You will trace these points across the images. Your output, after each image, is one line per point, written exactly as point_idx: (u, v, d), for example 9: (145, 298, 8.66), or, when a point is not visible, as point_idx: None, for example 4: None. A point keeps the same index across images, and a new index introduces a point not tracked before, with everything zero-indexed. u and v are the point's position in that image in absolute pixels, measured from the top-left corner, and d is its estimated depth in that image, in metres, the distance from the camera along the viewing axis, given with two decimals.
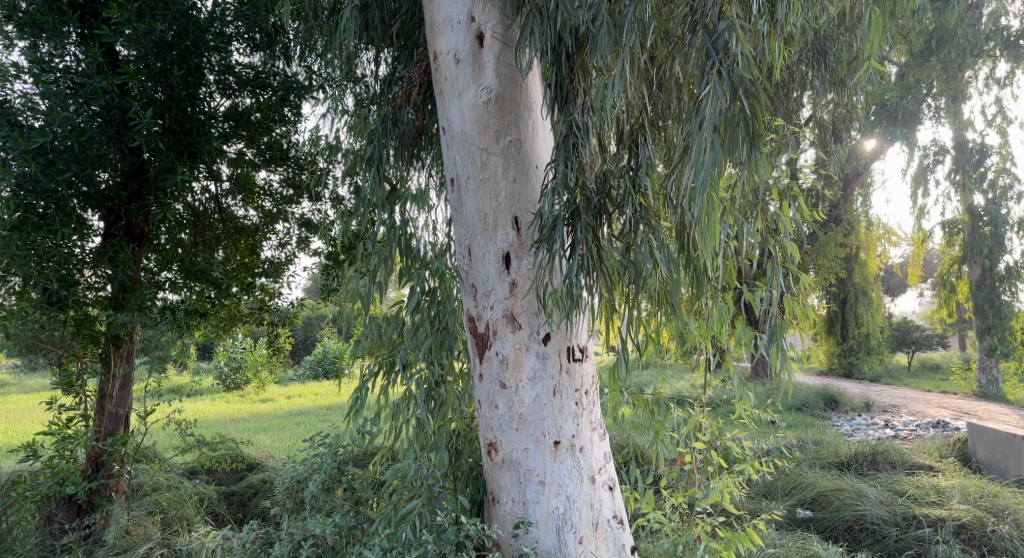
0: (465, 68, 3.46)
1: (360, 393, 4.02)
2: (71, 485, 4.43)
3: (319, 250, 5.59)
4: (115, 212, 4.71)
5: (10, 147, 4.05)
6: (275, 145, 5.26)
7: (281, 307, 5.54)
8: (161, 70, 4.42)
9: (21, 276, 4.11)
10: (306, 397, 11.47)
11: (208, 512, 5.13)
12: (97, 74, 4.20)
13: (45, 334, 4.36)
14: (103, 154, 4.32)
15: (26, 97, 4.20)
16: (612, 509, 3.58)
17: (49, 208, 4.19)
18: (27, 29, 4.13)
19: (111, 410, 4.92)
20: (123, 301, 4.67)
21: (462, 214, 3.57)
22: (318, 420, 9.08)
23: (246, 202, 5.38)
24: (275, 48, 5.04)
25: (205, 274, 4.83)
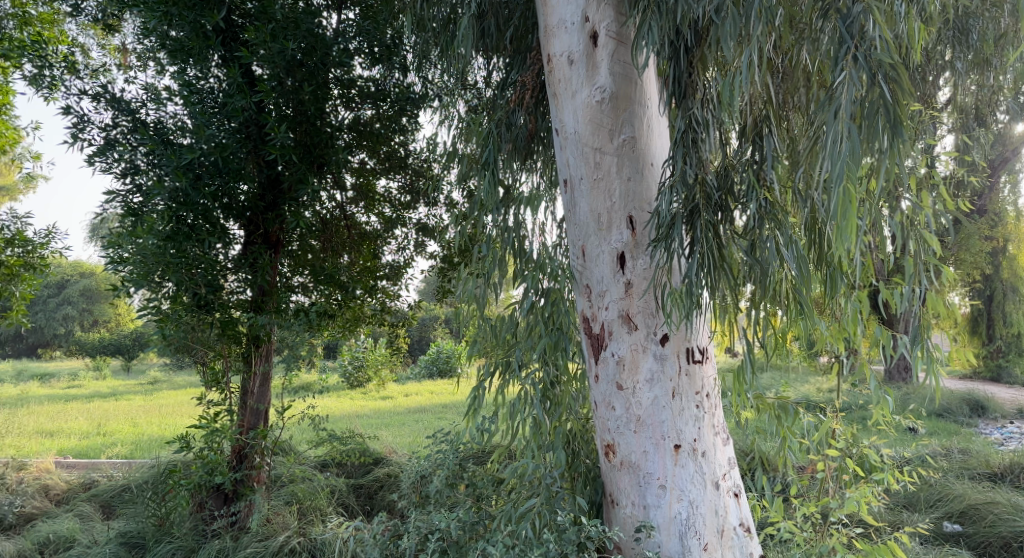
0: (579, 68, 3.46)
1: (477, 392, 4.10)
2: (220, 475, 4.77)
3: (435, 253, 5.74)
4: (254, 221, 5.05)
5: (164, 163, 4.45)
6: (394, 153, 5.46)
7: (400, 308, 5.76)
8: (293, 87, 4.74)
9: (174, 282, 4.49)
10: (423, 396, 11.82)
11: (339, 503, 5.40)
12: (238, 94, 4.52)
13: (195, 336, 4.67)
14: (242, 168, 4.66)
15: (177, 118, 4.63)
16: (738, 517, 3.47)
17: (196, 219, 4.59)
18: (177, 55, 4.52)
19: (252, 405, 5.25)
20: (261, 304, 5.02)
21: (576, 214, 3.57)
22: (436, 417, 9.36)
23: (368, 209, 5.58)
24: (393, 60, 5.19)
25: (332, 278, 5.20)
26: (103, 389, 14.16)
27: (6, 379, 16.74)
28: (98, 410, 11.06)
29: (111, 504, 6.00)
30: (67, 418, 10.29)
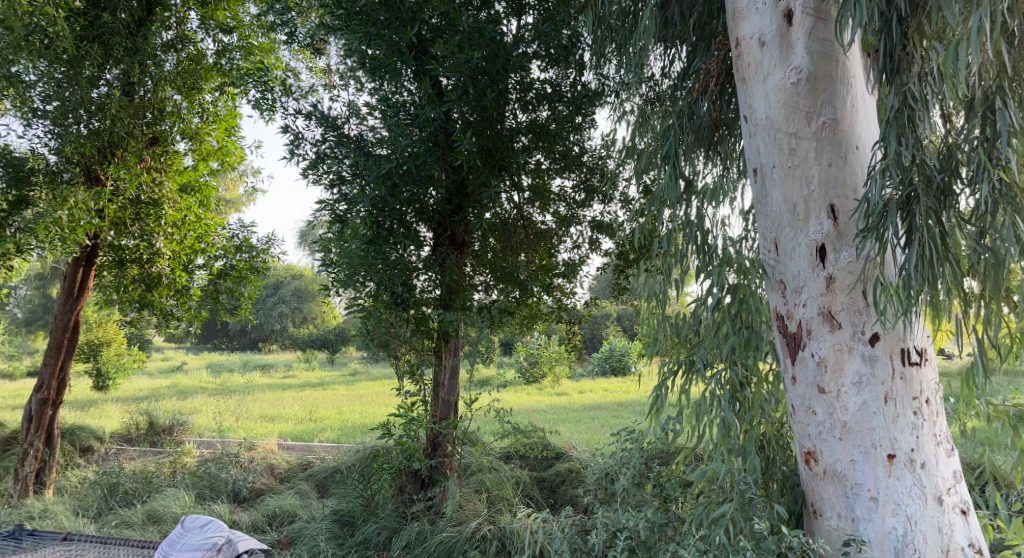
0: (772, 50, 3.28)
1: (660, 391, 4.01)
2: (417, 461, 5.14)
3: (610, 250, 5.72)
4: (442, 224, 5.33)
5: (366, 173, 4.85)
6: (569, 152, 5.51)
7: (576, 306, 5.84)
8: (476, 95, 4.91)
9: (375, 282, 4.88)
10: (598, 393, 11.82)
11: (524, 494, 5.55)
12: (428, 105, 4.80)
13: (393, 331, 5.11)
14: (432, 175, 4.96)
15: (374, 131, 5.10)
16: (967, 537, 3.11)
17: (393, 224, 4.92)
18: (375, 72, 4.97)
19: (444, 397, 5.55)
20: (449, 301, 5.24)
21: (768, 205, 3.38)
22: (613, 415, 9.32)
23: (543, 208, 5.62)
24: (570, 60, 5.26)
25: (513, 276, 5.42)
26: (312, 379, 15.71)
27: (234, 369, 19.13)
28: (309, 398, 12.28)
29: (324, 483, 6.61)
30: (283, 405, 11.53)
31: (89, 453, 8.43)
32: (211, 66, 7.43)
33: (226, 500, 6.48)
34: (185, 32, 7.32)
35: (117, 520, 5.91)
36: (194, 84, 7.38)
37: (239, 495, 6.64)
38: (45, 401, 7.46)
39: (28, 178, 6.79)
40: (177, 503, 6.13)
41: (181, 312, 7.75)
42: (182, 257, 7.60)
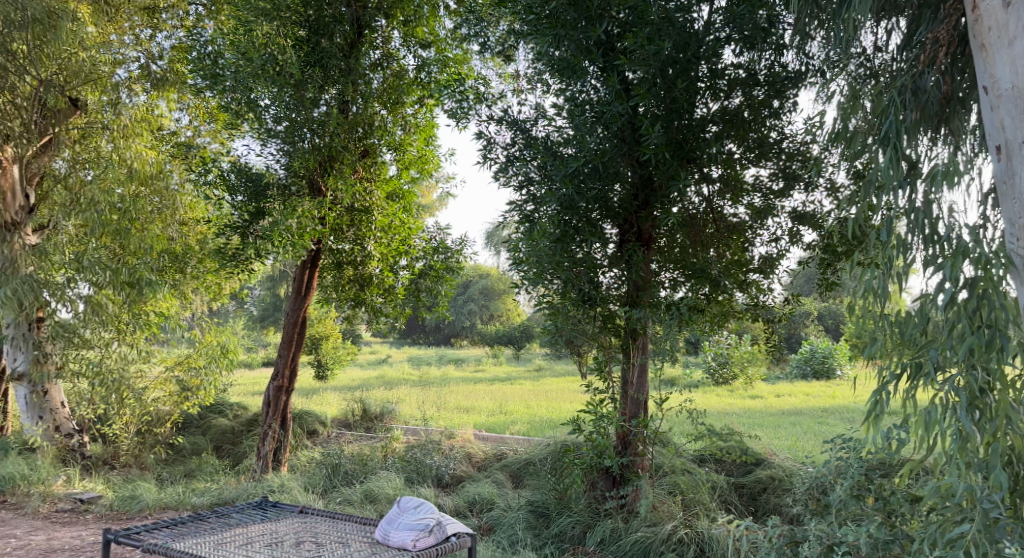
0: (1018, 11, 2.88)
1: (879, 396, 3.62)
2: (607, 458, 5.15)
3: (812, 242, 5.33)
4: (628, 220, 5.29)
5: (554, 173, 5.01)
6: (764, 140, 5.19)
7: (771, 304, 5.56)
8: (666, 86, 4.76)
9: (562, 280, 5.05)
10: (798, 398, 11.08)
11: (722, 500, 5.37)
12: (616, 102, 4.76)
13: (580, 329, 5.18)
14: (619, 171, 4.98)
15: (560, 130, 5.26)
16: None
17: (578, 221, 5.04)
18: (564, 73, 5.10)
19: (633, 395, 5.47)
20: (637, 298, 5.23)
21: (1015, 186, 3.00)
22: (816, 422, 8.70)
23: (735, 200, 5.33)
24: (769, 41, 4.97)
25: (704, 272, 5.10)
26: (501, 374, 16.38)
27: (431, 363, 20.49)
28: (500, 392, 12.81)
29: (519, 474, 6.84)
30: (476, 397, 12.15)
31: (315, 436, 9.52)
32: (412, 80, 8.10)
33: (431, 485, 6.97)
34: (389, 51, 8.05)
35: (341, 497, 6.58)
36: (398, 99, 8.10)
37: (442, 480, 7.11)
38: (281, 388, 8.50)
39: (264, 192, 7.73)
40: (390, 485, 6.68)
41: (389, 308, 8.36)
42: (389, 258, 8.23)
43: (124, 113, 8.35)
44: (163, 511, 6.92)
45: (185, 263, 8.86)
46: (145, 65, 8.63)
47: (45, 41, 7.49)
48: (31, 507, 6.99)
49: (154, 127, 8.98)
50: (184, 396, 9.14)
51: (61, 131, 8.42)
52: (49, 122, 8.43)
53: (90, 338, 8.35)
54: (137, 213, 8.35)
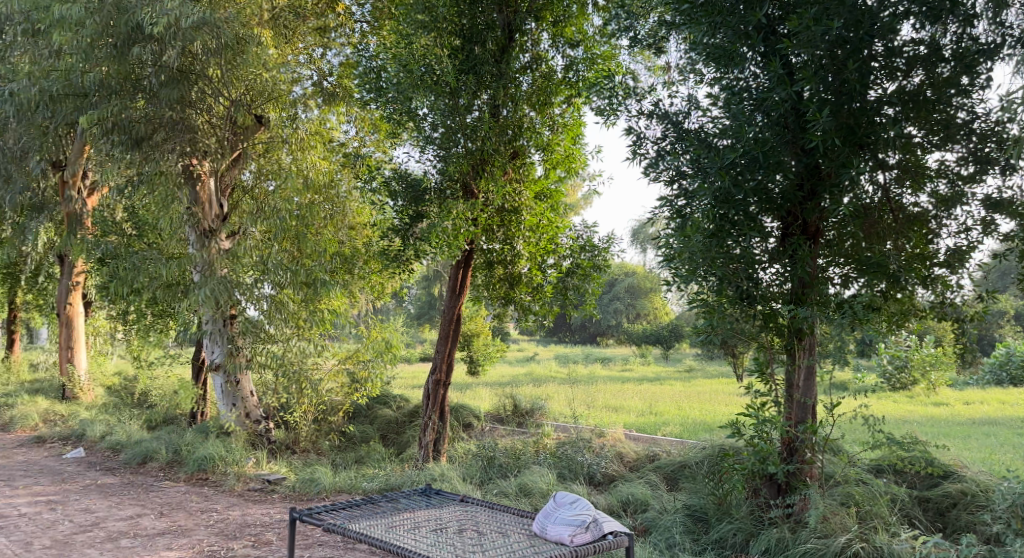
0: None
1: None
2: (772, 465, 4.89)
3: (1011, 232, 4.77)
4: (792, 212, 5.03)
5: (709, 167, 4.84)
6: (951, 122, 4.73)
7: (959, 302, 5.04)
8: (834, 69, 4.47)
9: (719, 277, 4.86)
10: (991, 406, 9.95)
11: (903, 515, 4.97)
12: (779, 87, 4.52)
13: (739, 327, 5.02)
14: (781, 160, 4.68)
15: (715, 122, 5.11)
16: None
17: (736, 215, 4.83)
18: (720, 61, 4.94)
19: (799, 399, 5.13)
20: (803, 296, 4.88)
21: None
22: (1013, 433, 7.77)
23: (916, 188, 4.94)
24: (956, 13, 4.54)
25: (880, 267, 4.70)
26: (651, 374, 16.10)
27: (579, 361, 20.57)
28: (651, 392, 12.59)
29: (673, 477, 6.69)
30: (627, 396, 12.04)
31: (470, 429, 9.88)
32: (561, 80, 8.15)
33: (584, 482, 7.00)
34: (538, 53, 8.18)
35: (498, 489, 6.77)
36: (547, 99, 8.18)
37: (594, 478, 7.11)
38: (439, 382, 8.91)
39: (423, 196, 8.26)
40: (543, 480, 6.77)
41: (538, 306, 8.55)
42: (537, 257, 8.31)
43: (301, 127, 9.36)
44: (337, 494, 7.49)
45: (353, 264, 9.31)
46: (317, 82, 9.35)
47: (235, 65, 8.37)
48: (227, 484, 7.82)
49: (325, 139, 9.66)
50: (353, 388, 9.80)
51: (249, 147, 9.43)
52: (238, 139, 9.39)
53: (275, 333, 9.31)
54: (312, 219, 9.18)
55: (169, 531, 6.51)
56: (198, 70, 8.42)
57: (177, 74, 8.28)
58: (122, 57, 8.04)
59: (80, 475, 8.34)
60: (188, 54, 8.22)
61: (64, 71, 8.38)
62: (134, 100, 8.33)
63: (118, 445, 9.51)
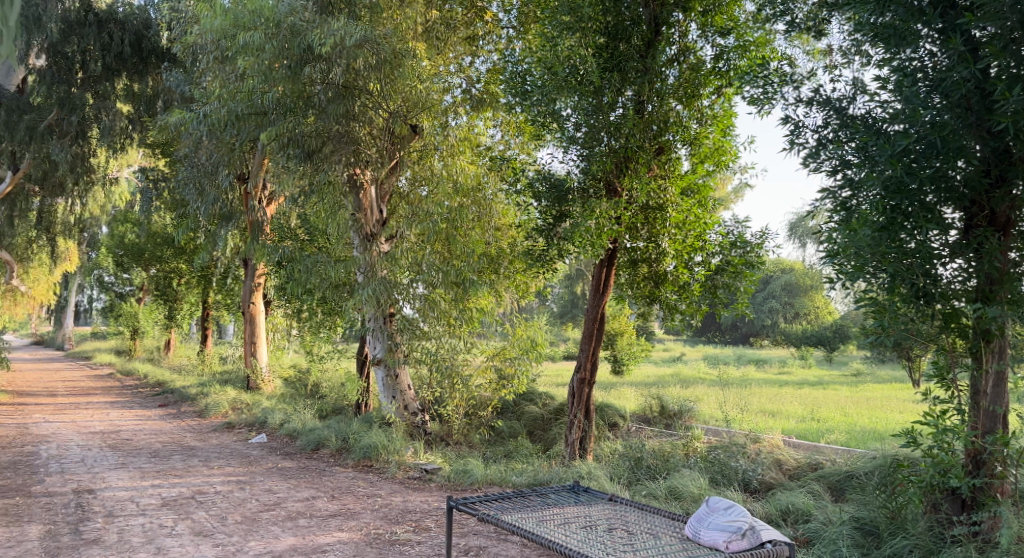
0: None
1: None
2: (954, 477, 4.49)
3: None
4: (977, 202, 4.58)
5: (879, 155, 4.49)
6: None
7: None
8: None
9: (890, 273, 4.48)
10: None
11: None
12: (961, 65, 4.16)
13: (915, 328, 4.65)
14: (964, 145, 4.29)
15: (886, 106, 4.79)
16: None
17: (911, 206, 4.48)
18: (890, 41, 4.59)
19: (987, 408, 4.63)
20: (991, 294, 4.43)
21: None
22: None
23: None
24: None
25: None
26: (810, 377, 15.26)
27: (732, 362, 19.88)
28: (811, 396, 11.91)
29: (839, 487, 6.32)
30: (784, 400, 11.49)
31: (617, 428, 9.87)
32: (710, 71, 7.89)
33: (738, 488, 6.77)
34: (686, 45, 7.99)
35: (647, 490, 6.71)
36: (694, 91, 7.95)
37: (749, 485, 6.87)
38: (584, 380, 8.94)
39: (567, 196, 8.40)
40: (695, 484, 6.62)
41: (685, 305, 8.35)
42: (683, 255, 8.12)
43: (452, 134, 9.83)
44: (490, 486, 7.79)
45: (499, 264, 9.91)
46: (466, 89, 9.71)
47: (393, 78, 8.95)
48: (389, 472, 8.32)
49: (473, 145, 10.16)
50: (501, 384, 10.07)
51: (405, 155, 9.98)
52: (395, 147, 9.94)
53: (428, 330, 9.79)
54: (461, 222, 9.58)
55: (339, 513, 7.04)
56: (361, 85, 8.98)
57: (343, 89, 8.90)
58: (295, 76, 8.73)
59: (263, 458, 9.20)
60: (352, 70, 8.79)
61: (247, 92, 9.26)
62: (306, 115, 9.02)
63: (294, 432, 10.39)
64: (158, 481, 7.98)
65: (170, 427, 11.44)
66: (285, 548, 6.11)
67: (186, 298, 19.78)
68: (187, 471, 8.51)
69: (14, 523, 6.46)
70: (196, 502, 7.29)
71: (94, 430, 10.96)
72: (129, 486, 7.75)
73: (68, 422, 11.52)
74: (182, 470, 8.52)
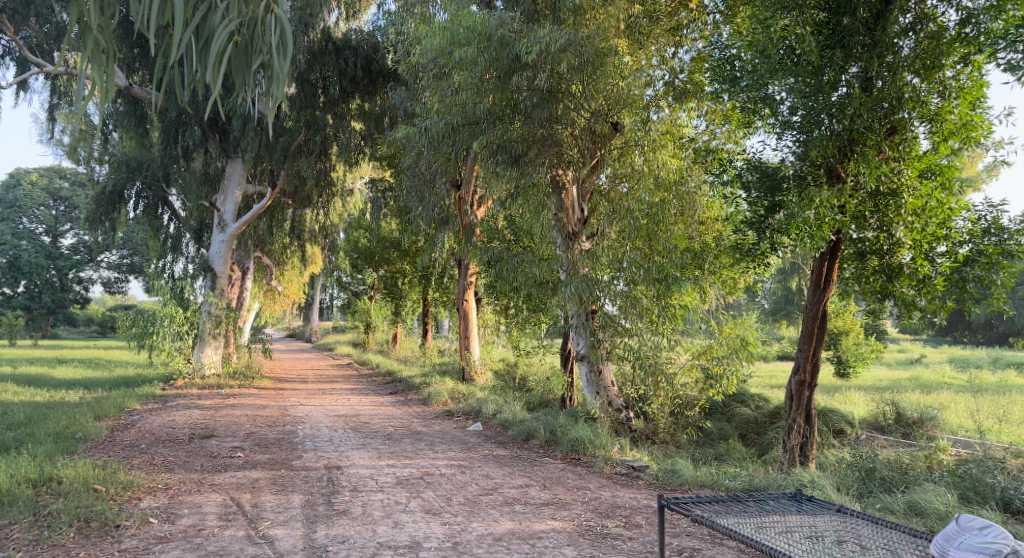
0: None
1: None
2: None
3: None
4: None
5: None
6: None
7: None
8: None
9: None
10: None
11: None
12: None
13: None
14: None
15: None
16: None
17: None
18: None
19: None
20: None
21: None
22: None
23: None
24: None
25: None
26: None
27: (984, 366, 17.57)
28: None
29: None
30: None
31: (843, 436, 9.17)
32: (955, 38, 7.01)
33: (996, 508, 6.00)
34: (923, 12, 7.16)
35: (881, 503, 6.16)
36: (935, 63, 7.11)
37: (1010, 505, 6.06)
38: (803, 383, 8.40)
39: (780, 185, 7.99)
40: (940, 500, 5.96)
41: (925, 302, 7.47)
42: (923, 245, 7.30)
43: (653, 129, 9.54)
44: (702, 489, 7.65)
45: (703, 259, 9.48)
46: (669, 81, 9.45)
47: (595, 78, 9.05)
48: (598, 466, 8.44)
49: (676, 137, 9.81)
50: (709, 384, 9.73)
51: (606, 153, 9.96)
52: (597, 146, 9.96)
53: (631, 327, 9.64)
54: (664, 218, 9.43)
55: (552, 502, 7.28)
56: (564, 88, 9.22)
57: (548, 94, 9.21)
58: (504, 86, 9.29)
59: (480, 446, 9.77)
60: (556, 75, 9.08)
61: (461, 105, 9.88)
62: (513, 122, 9.43)
63: (507, 422, 10.90)
64: (392, 462, 8.80)
65: (400, 413, 12.56)
66: (505, 532, 6.46)
67: (408, 296, 21.55)
68: (415, 453, 9.29)
69: (281, 491, 7.49)
70: (424, 482, 7.94)
71: (338, 413, 12.34)
72: (368, 464, 8.64)
73: (317, 405, 13.08)
74: (411, 452, 9.31)
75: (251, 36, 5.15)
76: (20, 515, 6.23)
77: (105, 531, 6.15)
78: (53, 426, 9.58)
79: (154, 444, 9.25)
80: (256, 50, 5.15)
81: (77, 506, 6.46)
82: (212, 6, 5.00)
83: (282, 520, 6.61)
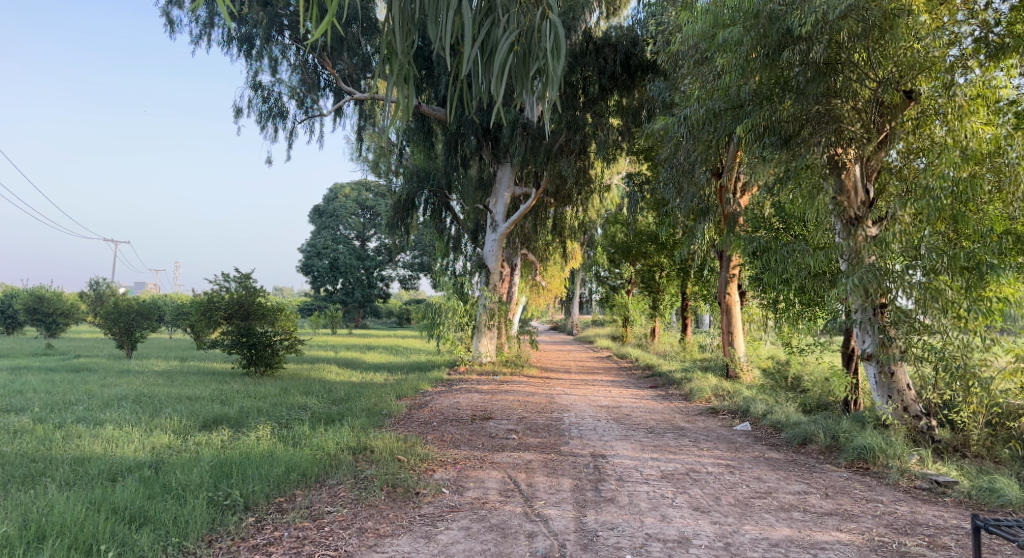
0: None
1: None
2: None
3: None
4: None
5: None
6: None
7: None
8: None
9: None
10: None
11: None
12: None
13: None
14: None
15: None
16: None
17: None
18: None
19: None
20: None
21: None
22: None
23: None
24: None
25: None
26: None
27: None
28: None
29: None
30: None
31: None
32: None
33: None
34: None
35: None
36: None
37: None
38: None
39: None
40: None
41: None
42: None
43: (961, 94, 8.06)
44: None
45: None
46: (980, 38, 8.13)
47: (884, 42, 8.25)
48: (892, 478, 7.59)
49: (990, 101, 8.31)
50: None
51: (897, 126, 8.75)
52: (886, 119, 8.90)
53: (932, 324, 8.48)
54: (974, 197, 8.12)
55: (837, 513, 6.71)
56: (845, 58, 8.49)
57: (824, 67, 8.52)
58: (773, 63, 8.75)
59: (750, 447, 9.32)
60: (836, 45, 8.38)
61: (724, 88, 9.52)
62: (783, 101, 8.87)
63: (779, 424, 10.27)
64: (657, 455, 8.77)
65: (663, 407, 12.49)
66: (782, 538, 6.11)
67: (667, 290, 21.29)
68: (680, 449, 9.16)
69: (552, 475, 7.86)
70: (691, 478, 7.80)
71: (602, 404, 12.63)
72: (633, 456, 8.73)
73: (581, 395, 13.51)
74: (676, 448, 9.20)
75: (529, 44, 5.52)
76: (344, 477, 7.32)
77: (407, 496, 6.99)
78: (365, 403, 11.09)
79: (443, 423, 10.29)
80: (533, 56, 5.51)
81: (386, 473, 7.41)
82: (496, 21, 5.43)
83: (555, 502, 6.95)
